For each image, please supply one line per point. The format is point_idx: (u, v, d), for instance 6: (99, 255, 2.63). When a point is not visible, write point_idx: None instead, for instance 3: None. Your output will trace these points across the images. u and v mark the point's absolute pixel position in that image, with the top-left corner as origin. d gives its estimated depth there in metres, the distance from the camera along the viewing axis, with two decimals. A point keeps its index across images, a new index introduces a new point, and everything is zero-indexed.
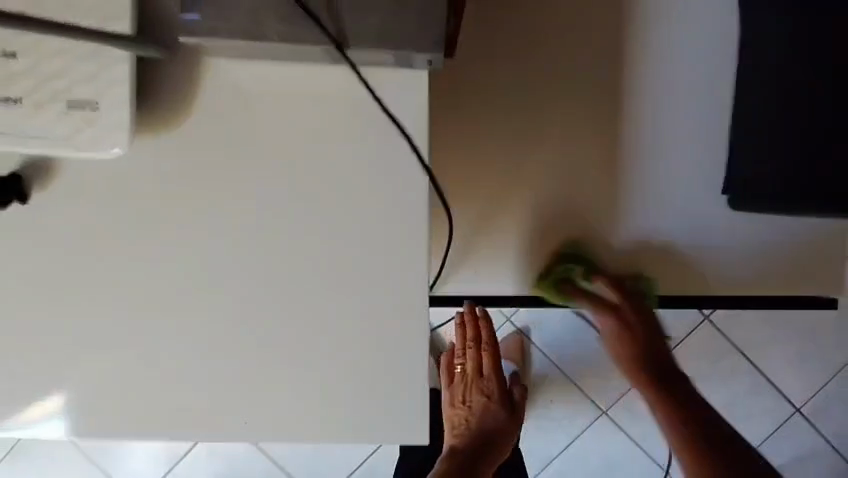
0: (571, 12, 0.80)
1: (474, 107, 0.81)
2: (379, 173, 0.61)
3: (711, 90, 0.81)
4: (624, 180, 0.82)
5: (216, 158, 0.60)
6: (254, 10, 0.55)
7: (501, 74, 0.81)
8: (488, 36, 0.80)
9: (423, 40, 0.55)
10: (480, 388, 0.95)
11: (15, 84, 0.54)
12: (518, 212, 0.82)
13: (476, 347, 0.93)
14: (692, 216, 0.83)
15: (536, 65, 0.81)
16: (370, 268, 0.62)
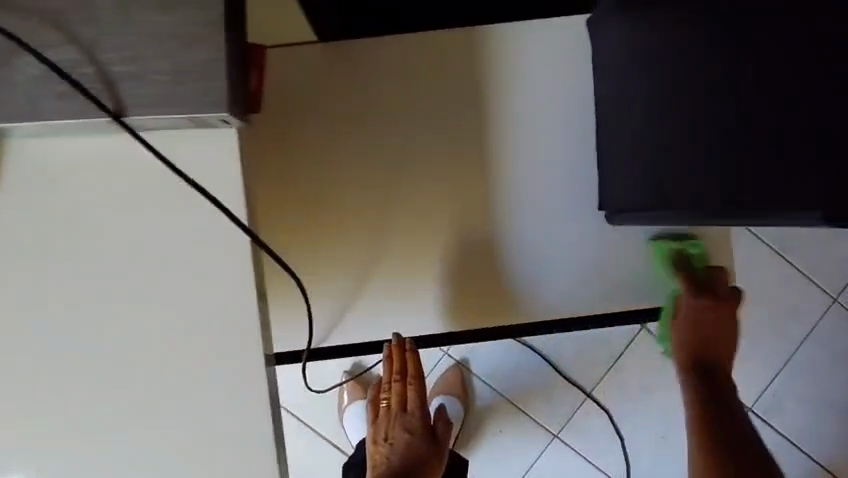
0: (421, 62, 0.84)
1: (340, 162, 0.84)
2: (201, 241, 0.57)
3: (566, 122, 0.86)
4: (496, 215, 0.85)
5: (21, 244, 0.57)
6: (23, 88, 0.51)
7: (361, 127, 0.84)
8: (341, 92, 0.84)
9: (206, 98, 0.50)
10: (402, 425, 0.84)
11: None
12: (395, 257, 0.85)
13: (403, 379, 0.81)
14: (568, 241, 0.86)
15: (393, 114, 0.84)
16: (199, 342, 0.58)
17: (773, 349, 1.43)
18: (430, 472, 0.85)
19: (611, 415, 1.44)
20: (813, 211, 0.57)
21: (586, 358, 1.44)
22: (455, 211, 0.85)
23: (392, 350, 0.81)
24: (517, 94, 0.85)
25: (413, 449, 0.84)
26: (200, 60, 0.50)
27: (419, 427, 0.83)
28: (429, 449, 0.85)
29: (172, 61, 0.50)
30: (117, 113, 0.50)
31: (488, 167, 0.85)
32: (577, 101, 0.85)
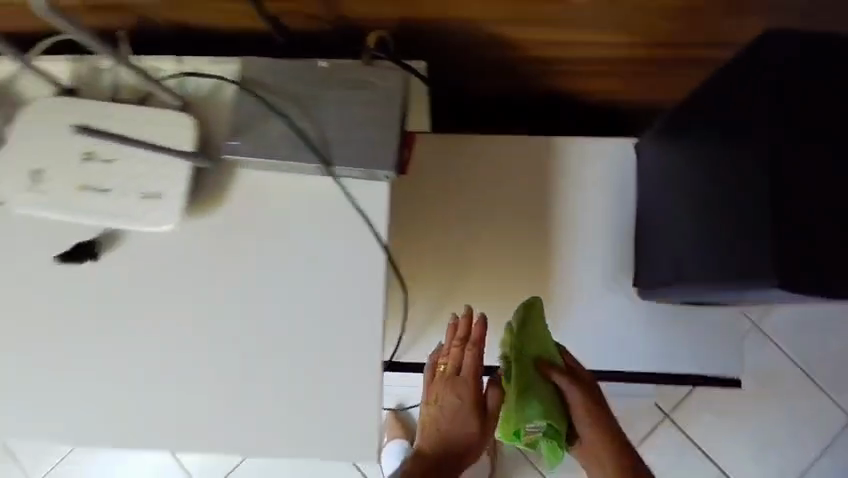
0: (514, 152, 1.11)
1: (444, 213, 1.10)
2: (352, 252, 0.84)
3: (617, 212, 1.09)
4: (554, 276, 1.08)
5: (236, 235, 0.85)
6: (270, 138, 0.81)
7: (463, 192, 1.10)
8: (453, 164, 1.10)
9: (383, 160, 0.79)
10: (455, 390, 0.94)
11: (114, 180, 0.83)
12: (472, 293, 1.09)
13: (462, 345, 0.94)
14: (607, 305, 1.08)
15: (489, 185, 1.10)
16: (339, 320, 0.83)
17: (793, 460, 1.48)
18: (477, 438, 0.97)
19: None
20: (770, 279, 0.68)
21: None
22: (519, 269, 1.09)
23: (458, 322, 0.94)
24: (582, 186, 1.10)
25: (459, 414, 0.95)
26: (381, 139, 0.80)
27: (470, 392, 0.94)
28: (476, 419, 0.95)
29: (366, 136, 0.80)
30: (325, 162, 0.80)
31: (552, 237, 1.09)
32: (627, 198, 1.09)
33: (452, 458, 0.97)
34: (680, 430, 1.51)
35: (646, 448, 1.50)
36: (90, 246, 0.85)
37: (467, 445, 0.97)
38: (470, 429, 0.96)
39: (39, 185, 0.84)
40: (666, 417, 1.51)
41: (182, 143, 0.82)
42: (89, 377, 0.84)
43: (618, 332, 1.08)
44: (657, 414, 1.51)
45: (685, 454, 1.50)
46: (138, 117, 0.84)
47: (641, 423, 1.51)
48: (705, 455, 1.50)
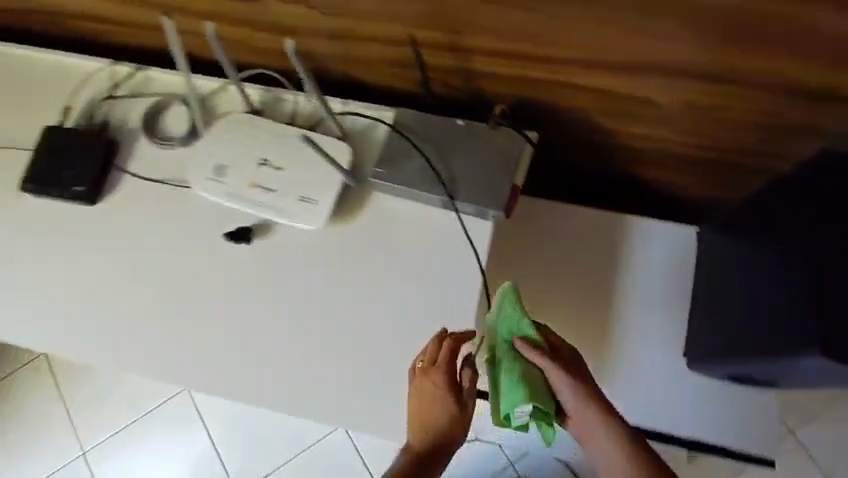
0: (591, 221, 1.26)
1: (525, 263, 1.23)
2: (454, 272, 1.01)
3: (673, 288, 1.22)
4: (614, 336, 1.19)
5: (362, 243, 1.04)
6: (409, 170, 1.02)
7: (544, 248, 1.24)
8: (539, 223, 1.26)
9: (496, 201, 1.00)
10: (432, 386, 0.91)
11: (277, 182, 1.05)
12: None
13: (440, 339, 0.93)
14: (658, 371, 1.17)
15: (567, 245, 1.25)
16: (435, 326, 0.99)
17: None
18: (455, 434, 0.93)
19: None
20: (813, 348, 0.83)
21: None
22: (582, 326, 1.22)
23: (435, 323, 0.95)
24: (645, 262, 1.24)
25: (438, 410, 0.91)
26: (496, 185, 1.00)
27: (443, 386, 0.91)
28: (454, 414, 0.92)
29: (485, 181, 1.01)
30: (450, 196, 1.00)
31: (616, 300, 1.21)
32: (682, 278, 1.22)
33: (437, 452, 0.92)
34: None
35: None
36: (246, 230, 1.06)
37: (448, 434, 0.92)
38: (450, 417, 0.92)
39: (220, 178, 1.07)
40: None
41: (339, 163, 1.04)
42: (223, 338, 1.02)
43: (667, 398, 1.16)
44: None
45: None
46: (306, 137, 1.07)
47: None
48: None
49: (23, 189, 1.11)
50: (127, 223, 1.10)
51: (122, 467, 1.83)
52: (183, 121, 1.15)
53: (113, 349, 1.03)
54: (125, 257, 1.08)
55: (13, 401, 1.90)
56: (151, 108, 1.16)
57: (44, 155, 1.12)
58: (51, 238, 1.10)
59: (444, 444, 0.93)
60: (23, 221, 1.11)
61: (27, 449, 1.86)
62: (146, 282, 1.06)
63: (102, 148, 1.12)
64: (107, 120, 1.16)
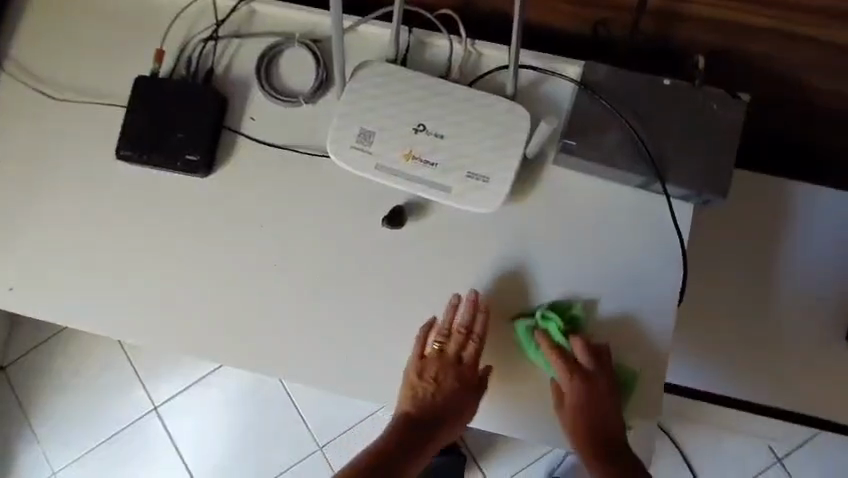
0: (771, 196, 1.13)
1: (715, 246, 1.13)
2: (651, 263, 0.88)
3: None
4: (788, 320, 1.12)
5: (540, 227, 0.89)
6: (605, 143, 0.84)
7: (730, 229, 1.13)
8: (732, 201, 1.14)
9: (714, 184, 0.83)
10: (451, 376, 0.85)
11: (438, 155, 0.87)
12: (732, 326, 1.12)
13: (468, 333, 0.86)
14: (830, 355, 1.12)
15: (752, 225, 1.13)
16: (630, 325, 0.88)
17: None
18: (450, 429, 0.87)
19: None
20: None
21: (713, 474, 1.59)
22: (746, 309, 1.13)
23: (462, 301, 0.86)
24: (814, 232, 1.13)
25: (446, 402, 0.85)
26: (713, 163, 0.83)
27: (465, 385, 0.85)
28: (463, 412, 0.86)
29: (702, 157, 0.83)
30: (658, 178, 0.83)
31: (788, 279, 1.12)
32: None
33: (424, 441, 0.86)
34: None
35: None
36: (400, 212, 0.90)
37: (445, 427, 0.86)
38: (458, 414, 0.85)
39: (367, 145, 0.88)
40: (777, 462, 1.58)
41: (517, 132, 0.87)
42: (381, 337, 0.90)
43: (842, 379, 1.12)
44: (769, 458, 1.58)
45: None
46: (472, 99, 0.88)
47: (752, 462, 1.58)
48: None
49: (118, 155, 0.92)
50: (252, 200, 0.92)
51: (196, 422, 1.74)
52: (307, 73, 0.94)
53: (253, 347, 0.91)
54: (255, 241, 0.92)
55: (73, 356, 1.78)
56: (264, 52, 0.94)
57: (140, 112, 0.91)
58: (163, 217, 0.93)
59: (435, 432, 0.86)
60: (122, 194, 0.93)
61: (94, 404, 1.76)
62: (280, 270, 0.91)
63: (211, 105, 0.92)
64: (210, 67, 0.94)
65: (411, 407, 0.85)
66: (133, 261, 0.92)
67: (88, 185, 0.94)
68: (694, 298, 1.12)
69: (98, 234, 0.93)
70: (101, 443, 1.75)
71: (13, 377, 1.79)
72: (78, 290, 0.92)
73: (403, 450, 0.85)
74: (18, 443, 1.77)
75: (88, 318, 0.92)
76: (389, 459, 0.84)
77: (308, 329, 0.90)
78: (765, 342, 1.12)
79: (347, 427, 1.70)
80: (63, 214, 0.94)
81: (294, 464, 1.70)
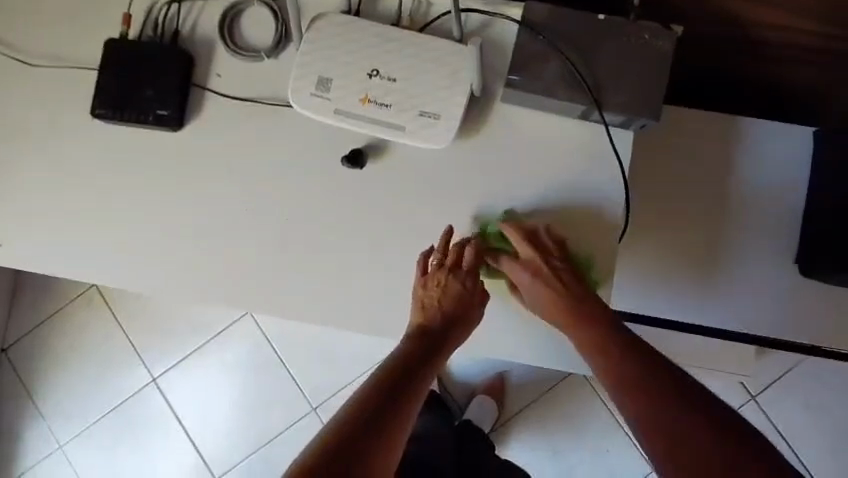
0: (712, 129, 1.21)
1: (662, 176, 1.21)
2: (596, 187, 0.95)
3: (788, 187, 1.21)
4: (734, 246, 1.21)
5: (491, 159, 0.96)
6: (546, 76, 0.90)
7: (675, 162, 1.21)
8: (676, 134, 1.21)
9: (649, 109, 0.89)
10: (456, 282, 0.92)
11: (391, 96, 0.93)
12: (678, 252, 1.21)
13: (465, 243, 0.93)
14: (776, 275, 1.21)
15: (696, 156, 1.21)
16: (579, 245, 0.95)
17: None
18: (462, 333, 0.92)
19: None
20: None
21: None
22: (696, 240, 1.21)
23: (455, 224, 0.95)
24: (756, 162, 1.21)
25: (456, 306, 0.91)
26: (646, 89, 0.90)
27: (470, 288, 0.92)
28: (471, 315, 0.92)
29: (636, 84, 0.90)
30: (597, 106, 0.90)
31: (732, 207, 1.21)
32: (793, 174, 1.21)
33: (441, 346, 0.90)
34: (764, 416, 1.64)
35: None
36: (360, 153, 0.96)
37: (457, 330, 0.92)
38: (467, 317, 0.92)
39: (325, 92, 0.94)
40: (752, 400, 1.64)
41: (465, 71, 0.93)
42: (350, 271, 0.97)
43: (787, 297, 1.21)
44: (744, 396, 1.64)
45: (766, 436, 1.63)
46: (422, 43, 0.94)
47: (728, 400, 1.65)
48: (784, 441, 1.63)
49: (94, 114, 0.98)
50: (223, 151, 0.99)
51: (194, 390, 1.80)
52: (267, 28, 1.00)
53: (232, 287, 0.98)
54: (228, 189, 0.98)
55: (72, 333, 1.84)
56: (226, 12, 0.99)
57: (111, 72, 0.97)
58: (141, 172, 0.99)
59: (449, 334, 0.91)
60: (100, 152, 1.00)
61: (95, 378, 1.83)
62: (254, 214, 0.98)
63: (178, 62, 0.97)
64: (175, 28, 1.00)
65: (421, 315, 0.92)
66: (115, 215, 0.99)
67: (68, 145, 1.00)
68: (644, 228, 1.21)
69: (81, 191, 1.00)
70: (104, 415, 1.82)
71: (15, 357, 1.85)
72: (66, 244, 0.99)
73: (421, 352, 0.88)
74: (24, 419, 1.84)
75: (78, 270, 0.99)
76: (413, 358, 0.87)
77: (283, 268, 0.98)
78: (712, 268, 1.21)
79: (339, 387, 1.76)
80: (48, 175, 1.00)
81: (291, 424, 1.77)
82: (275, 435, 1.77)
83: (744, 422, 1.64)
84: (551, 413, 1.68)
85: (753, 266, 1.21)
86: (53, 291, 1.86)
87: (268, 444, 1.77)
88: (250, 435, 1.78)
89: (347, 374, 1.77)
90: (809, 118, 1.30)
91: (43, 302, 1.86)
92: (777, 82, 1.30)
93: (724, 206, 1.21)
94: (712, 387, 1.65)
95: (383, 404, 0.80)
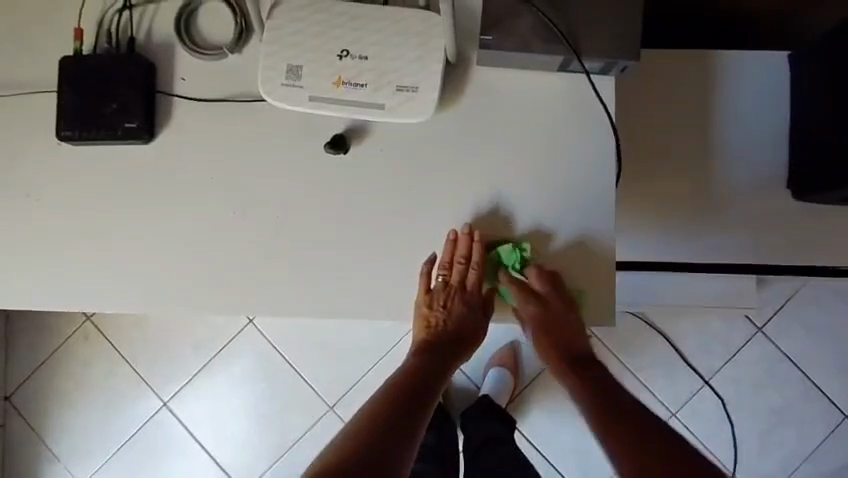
0: (689, 65, 1.20)
1: (646, 120, 1.20)
2: (584, 137, 0.94)
3: (771, 113, 1.21)
4: (726, 178, 1.20)
5: (475, 126, 0.94)
6: (519, 32, 0.89)
7: (656, 103, 1.20)
8: (654, 74, 1.20)
9: (628, 51, 0.88)
10: (463, 300, 0.95)
11: (364, 75, 0.90)
12: (670, 193, 1.21)
13: (468, 263, 0.92)
14: (770, 203, 1.21)
15: (676, 95, 1.20)
16: (577, 198, 0.94)
17: None
18: (467, 341, 1.00)
19: (725, 403, 1.65)
20: None
21: (701, 352, 1.66)
22: (688, 180, 1.21)
23: (458, 236, 0.93)
24: (737, 91, 1.20)
25: (462, 319, 0.97)
26: (622, 31, 0.88)
27: (477, 302, 0.96)
28: (477, 326, 0.98)
29: (612, 27, 0.88)
30: (576, 55, 0.88)
31: (719, 140, 1.20)
32: (774, 98, 1.21)
33: (446, 355, 0.99)
34: (773, 346, 1.66)
35: (738, 360, 1.66)
36: (341, 138, 0.93)
37: (464, 337, 1.00)
38: (474, 327, 0.98)
39: (297, 80, 0.91)
40: (759, 332, 1.66)
41: (437, 38, 0.91)
42: (350, 258, 0.95)
43: (786, 222, 1.21)
44: (751, 329, 1.66)
45: (779, 365, 1.65)
46: (388, 16, 0.92)
47: (737, 336, 1.66)
48: (796, 367, 1.65)
49: (59, 138, 0.94)
50: (200, 157, 0.96)
51: (208, 407, 1.78)
52: (226, 24, 0.96)
53: (231, 294, 0.95)
54: (211, 195, 0.95)
55: (74, 370, 1.80)
56: (180, 11, 0.95)
57: (71, 90, 0.93)
58: (118, 190, 0.96)
59: (455, 345, 1.00)
60: (72, 176, 0.96)
61: (104, 412, 1.80)
62: (241, 216, 0.95)
63: (139, 71, 0.93)
64: (130, 35, 0.96)
65: (426, 334, 0.97)
66: (101, 237, 0.96)
67: (37, 173, 0.96)
68: (633, 174, 1.20)
69: (59, 219, 0.96)
70: (120, 447, 1.79)
71: (19, 403, 1.81)
72: (52, 276, 0.96)
73: (426, 371, 0.96)
74: (40, 465, 1.80)
75: (71, 299, 0.96)
76: (424, 371, 0.96)
77: (281, 265, 0.95)
78: (707, 204, 1.21)
79: (354, 382, 1.75)
80: (21, 209, 0.96)
81: (311, 426, 1.75)
82: (296, 440, 1.75)
83: (755, 354, 1.66)
84: None
85: (749, 198, 1.21)
86: (47, 331, 1.81)
87: (291, 449, 1.75)
88: (272, 442, 1.76)
89: (359, 368, 1.75)
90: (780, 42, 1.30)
91: (38, 345, 1.81)
92: (744, 10, 1.29)
93: (714, 142, 1.20)
94: (719, 325, 1.66)
95: (391, 429, 0.86)
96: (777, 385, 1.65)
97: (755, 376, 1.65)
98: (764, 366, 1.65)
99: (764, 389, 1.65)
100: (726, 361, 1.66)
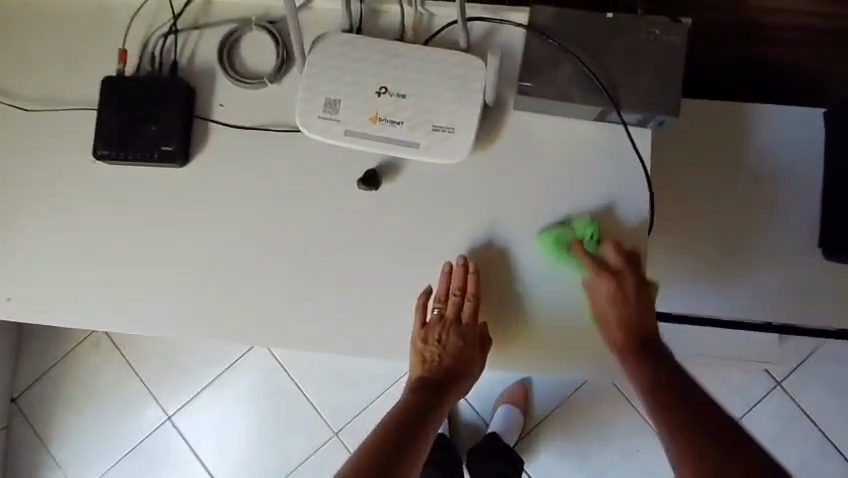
0: (724, 117, 1.19)
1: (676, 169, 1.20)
2: (617, 186, 0.93)
3: (802, 169, 1.19)
4: (754, 233, 1.19)
5: (508, 170, 0.94)
6: (559, 81, 0.89)
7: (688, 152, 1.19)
8: (687, 124, 1.20)
9: (668, 104, 0.87)
10: (459, 335, 0.90)
11: (401, 113, 0.91)
12: (698, 245, 1.20)
13: (463, 294, 0.91)
14: (798, 260, 1.19)
15: (709, 146, 1.19)
16: None
17: None
18: (462, 383, 0.93)
19: None
20: None
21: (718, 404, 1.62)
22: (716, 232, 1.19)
23: (453, 268, 0.91)
24: (769, 146, 1.19)
25: (459, 357, 0.90)
26: (663, 85, 0.88)
27: (473, 337, 0.90)
28: (474, 365, 0.91)
29: (653, 81, 0.88)
30: (614, 106, 0.88)
31: (749, 194, 1.19)
32: (808, 154, 1.19)
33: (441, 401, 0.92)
34: (792, 402, 1.61)
35: (755, 414, 1.61)
36: (373, 174, 0.93)
37: (459, 379, 0.93)
38: (470, 366, 0.91)
39: (333, 113, 0.91)
40: (778, 387, 1.61)
41: (476, 81, 0.91)
42: (373, 294, 0.94)
43: (815, 282, 1.19)
44: (770, 384, 1.62)
45: (797, 422, 1.60)
46: (428, 56, 0.92)
47: (755, 389, 1.62)
48: (814, 426, 1.60)
49: (96, 156, 0.95)
50: (231, 183, 0.96)
51: (212, 424, 1.76)
52: (267, 54, 0.97)
53: (250, 322, 0.95)
54: (239, 222, 0.96)
55: (82, 376, 1.80)
56: (223, 40, 0.97)
57: (111, 111, 0.94)
58: (148, 211, 0.96)
59: (451, 388, 0.93)
60: (104, 193, 0.97)
61: (108, 421, 1.78)
62: (268, 244, 0.95)
63: (180, 94, 0.95)
64: (173, 59, 0.97)
65: (421, 370, 0.92)
66: (127, 258, 0.96)
67: (71, 190, 0.97)
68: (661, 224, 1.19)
69: (88, 236, 0.96)
70: (121, 459, 1.77)
71: (25, 407, 1.80)
72: (76, 292, 0.96)
73: (420, 413, 0.89)
74: (40, 471, 1.78)
75: (91, 315, 0.96)
76: (418, 414, 0.89)
77: (303, 296, 0.94)
78: (734, 258, 1.19)
79: (361, 409, 1.73)
80: (52, 223, 0.97)
81: (314, 451, 1.72)
82: (297, 465, 1.72)
83: (774, 409, 1.61)
84: (579, 417, 1.64)
85: (777, 256, 1.19)
86: (60, 335, 1.81)
87: (292, 472, 1.72)
88: (273, 465, 1.73)
89: (367, 394, 1.73)
90: (814, 98, 1.29)
91: (49, 349, 1.82)
92: (779, 64, 1.29)
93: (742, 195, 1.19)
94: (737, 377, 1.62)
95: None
96: (794, 443, 1.60)
97: (772, 432, 1.60)
98: (781, 422, 1.60)
99: (780, 446, 1.60)
100: (743, 414, 1.61)
